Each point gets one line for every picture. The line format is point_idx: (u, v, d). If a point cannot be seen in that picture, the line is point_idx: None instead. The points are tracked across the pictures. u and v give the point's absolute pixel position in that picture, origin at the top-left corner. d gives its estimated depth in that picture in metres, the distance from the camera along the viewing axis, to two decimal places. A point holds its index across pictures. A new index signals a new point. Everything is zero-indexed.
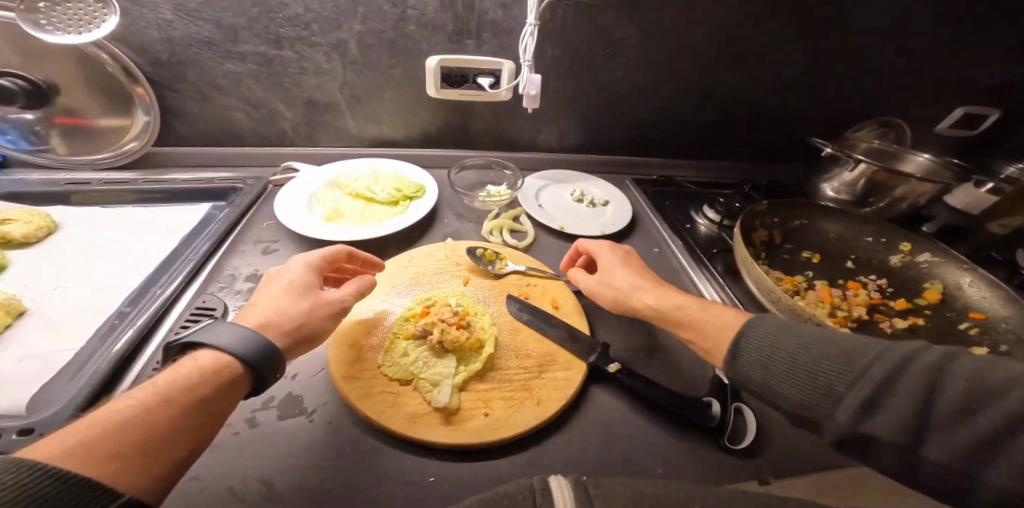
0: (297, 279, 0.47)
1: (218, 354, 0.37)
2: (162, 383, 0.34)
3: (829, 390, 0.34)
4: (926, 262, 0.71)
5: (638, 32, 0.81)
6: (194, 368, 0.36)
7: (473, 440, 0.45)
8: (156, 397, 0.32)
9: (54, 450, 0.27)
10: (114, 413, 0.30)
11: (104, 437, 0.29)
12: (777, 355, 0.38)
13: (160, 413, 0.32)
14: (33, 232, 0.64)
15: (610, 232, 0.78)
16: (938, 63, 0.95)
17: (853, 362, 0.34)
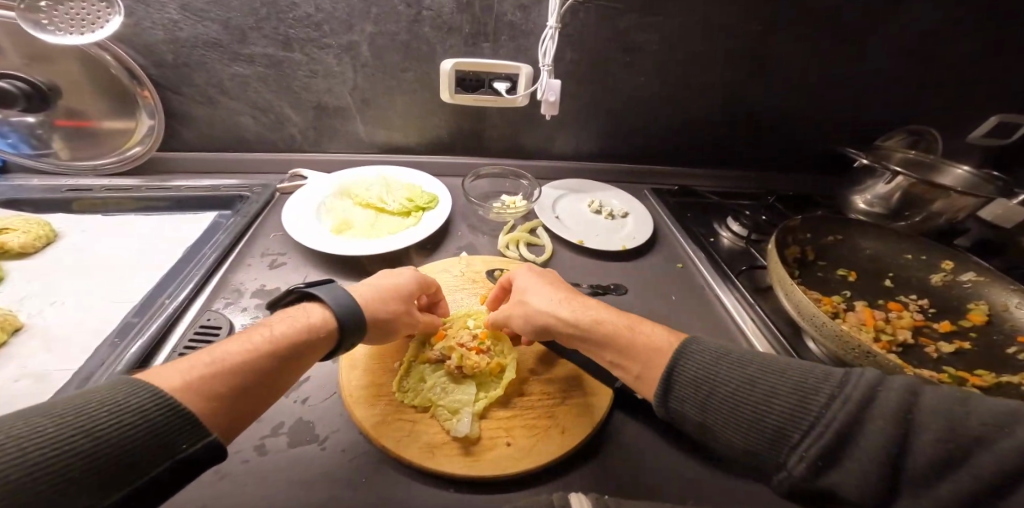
0: (403, 283, 0.51)
1: (328, 314, 0.43)
2: (260, 338, 0.38)
3: (774, 428, 0.33)
4: (971, 281, 0.67)
5: (662, 35, 0.77)
6: (298, 326, 0.40)
7: (497, 472, 0.42)
8: (253, 350, 0.36)
9: (179, 378, 0.32)
10: (220, 357, 0.35)
11: (207, 380, 0.33)
12: (711, 372, 0.38)
13: (248, 367, 0.35)
14: (31, 242, 0.61)
15: (632, 246, 0.75)
16: (976, 68, 0.90)
17: (806, 401, 0.32)
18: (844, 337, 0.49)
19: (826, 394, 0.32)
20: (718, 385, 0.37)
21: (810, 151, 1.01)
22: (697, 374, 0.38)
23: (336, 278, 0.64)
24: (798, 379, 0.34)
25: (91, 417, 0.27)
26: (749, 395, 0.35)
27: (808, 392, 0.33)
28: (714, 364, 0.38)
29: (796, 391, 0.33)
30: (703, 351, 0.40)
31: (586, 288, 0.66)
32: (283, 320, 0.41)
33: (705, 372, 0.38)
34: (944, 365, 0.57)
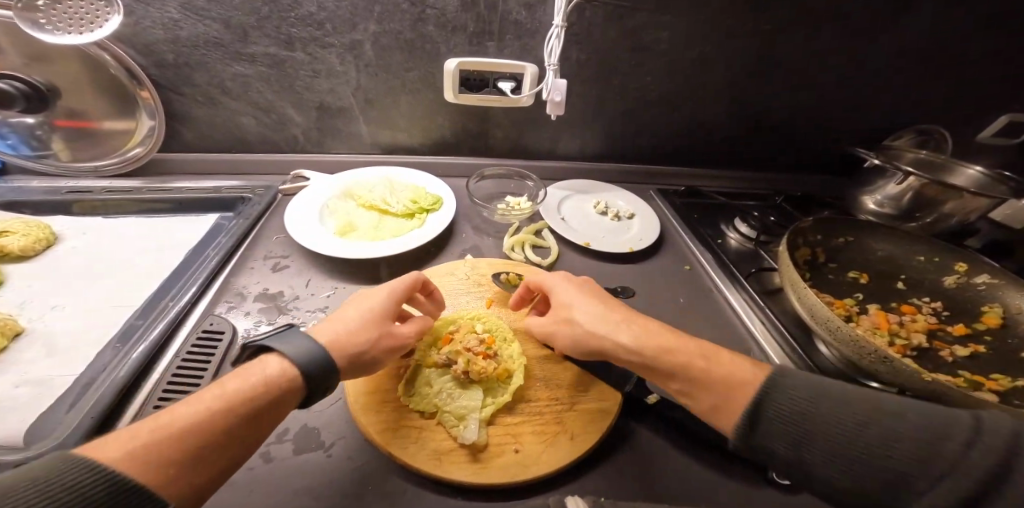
0: (377, 305, 0.47)
1: (286, 363, 0.38)
2: (208, 397, 0.33)
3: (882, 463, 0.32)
4: (985, 283, 0.65)
5: (669, 34, 0.76)
6: (253, 382, 0.36)
7: (505, 480, 0.41)
8: (201, 409, 0.32)
9: (120, 450, 0.28)
10: (156, 428, 0.30)
11: (148, 450, 0.29)
12: (805, 411, 0.36)
13: (196, 427, 0.31)
14: (31, 245, 0.61)
15: (639, 248, 0.74)
16: (988, 66, 0.89)
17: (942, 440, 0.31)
18: (860, 342, 0.48)
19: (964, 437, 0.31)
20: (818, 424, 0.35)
21: (817, 151, 1.00)
22: (787, 405, 0.37)
23: (340, 281, 0.63)
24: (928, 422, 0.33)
25: (20, 503, 0.24)
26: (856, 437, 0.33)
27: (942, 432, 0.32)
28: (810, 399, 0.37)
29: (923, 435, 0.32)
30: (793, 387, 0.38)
31: None
32: (247, 372, 0.37)
33: (800, 408, 0.36)
34: (958, 369, 0.57)
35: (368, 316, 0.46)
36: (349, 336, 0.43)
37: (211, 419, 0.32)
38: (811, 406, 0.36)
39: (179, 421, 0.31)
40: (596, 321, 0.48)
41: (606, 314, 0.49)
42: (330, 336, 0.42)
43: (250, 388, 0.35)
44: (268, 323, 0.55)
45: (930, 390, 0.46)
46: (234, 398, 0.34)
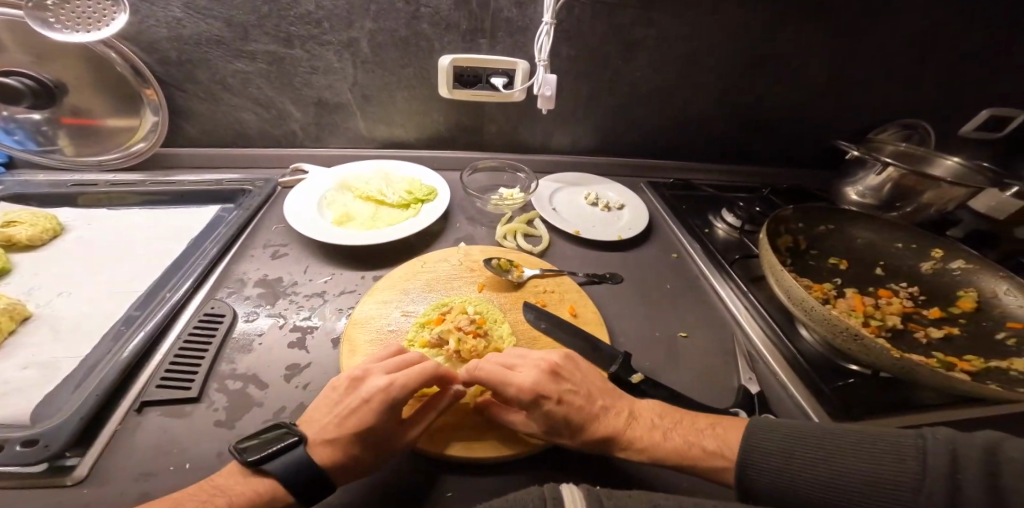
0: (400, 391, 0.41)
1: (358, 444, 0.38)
2: (293, 456, 0.36)
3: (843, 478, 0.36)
4: (961, 269, 0.68)
5: (656, 31, 0.78)
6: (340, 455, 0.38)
7: (491, 453, 0.43)
8: (285, 479, 0.35)
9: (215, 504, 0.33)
10: (245, 490, 0.34)
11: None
12: (786, 476, 0.38)
13: (286, 494, 0.35)
14: (38, 234, 0.63)
15: (628, 236, 0.76)
16: (968, 62, 0.91)
17: (889, 493, 0.34)
18: (832, 320, 0.50)
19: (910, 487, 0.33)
20: (797, 476, 0.38)
21: (804, 145, 1.02)
22: (769, 476, 0.39)
23: (337, 268, 0.65)
24: (876, 470, 0.35)
25: None
26: (829, 490, 0.37)
27: (889, 485, 0.34)
28: (785, 464, 0.39)
29: (876, 487, 0.35)
30: (768, 435, 0.41)
31: (581, 276, 0.68)
32: (341, 417, 0.39)
33: (783, 477, 0.39)
34: (932, 350, 0.59)
35: (415, 372, 0.41)
36: (398, 401, 0.40)
37: (299, 489, 0.35)
38: (691, 458, 0.41)
39: (264, 487, 0.35)
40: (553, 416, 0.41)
41: (557, 407, 0.42)
42: (370, 398, 0.40)
43: (345, 438, 0.38)
44: (267, 307, 0.57)
45: (901, 367, 0.47)
46: (339, 446, 0.38)
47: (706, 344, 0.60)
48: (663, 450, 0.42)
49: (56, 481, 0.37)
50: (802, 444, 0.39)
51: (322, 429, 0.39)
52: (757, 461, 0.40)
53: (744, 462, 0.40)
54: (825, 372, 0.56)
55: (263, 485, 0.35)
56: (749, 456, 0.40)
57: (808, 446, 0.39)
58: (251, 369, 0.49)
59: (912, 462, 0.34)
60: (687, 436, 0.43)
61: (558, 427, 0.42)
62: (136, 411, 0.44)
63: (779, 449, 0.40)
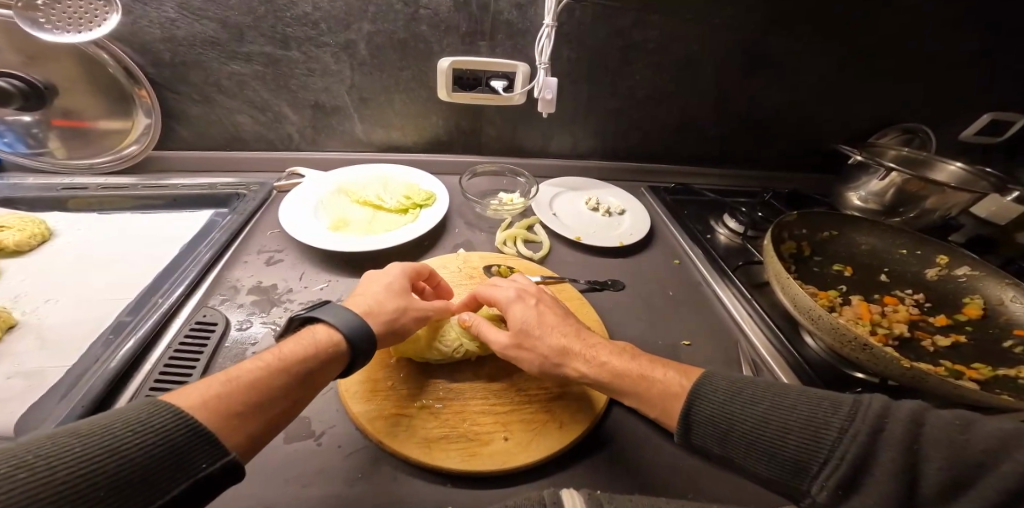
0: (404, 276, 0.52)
1: (382, 301, 0.47)
2: (332, 309, 0.44)
3: (784, 422, 0.36)
4: (966, 275, 0.67)
5: (658, 35, 0.78)
6: (371, 303, 0.47)
7: (492, 467, 0.41)
8: (334, 322, 0.42)
9: (258, 370, 0.36)
10: (302, 343, 0.40)
11: (289, 362, 0.38)
12: (728, 411, 0.38)
13: (333, 345, 0.41)
14: (26, 240, 0.61)
15: (629, 242, 0.75)
16: (970, 66, 0.91)
17: (819, 435, 0.34)
18: (840, 329, 0.49)
19: (837, 427, 0.34)
20: (736, 411, 0.38)
21: (805, 149, 1.02)
22: (711, 410, 0.39)
23: (333, 274, 0.64)
24: (809, 413, 0.36)
25: (99, 446, 0.27)
26: (766, 428, 0.36)
27: (820, 427, 0.34)
28: (731, 400, 0.39)
29: (809, 427, 0.35)
30: (725, 380, 0.41)
31: (583, 283, 0.66)
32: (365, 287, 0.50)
33: (723, 411, 0.39)
34: (940, 359, 0.58)
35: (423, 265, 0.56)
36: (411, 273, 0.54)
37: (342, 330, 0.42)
38: (649, 380, 0.43)
39: (316, 338, 0.41)
40: (527, 317, 0.48)
41: (536, 312, 0.49)
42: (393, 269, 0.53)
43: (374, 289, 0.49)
44: (261, 314, 0.56)
45: (911, 377, 0.46)
46: (370, 297, 0.48)
47: (709, 353, 0.59)
48: (624, 368, 0.44)
49: None
50: (759, 393, 0.39)
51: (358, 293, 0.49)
52: (708, 394, 0.40)
53: (696, 392, 0.41)
54: (833, 382, 0.55)
55: (308, 342, 0.41)
56: (702, 389, 0.40)
57: (764, 395, 0.39)
58: None
59: (847, 408, 0.35)
60: (650, 363, 0.45)
61: (530, 328, 0.47)
62: None
63: (730, 387, 0.40)
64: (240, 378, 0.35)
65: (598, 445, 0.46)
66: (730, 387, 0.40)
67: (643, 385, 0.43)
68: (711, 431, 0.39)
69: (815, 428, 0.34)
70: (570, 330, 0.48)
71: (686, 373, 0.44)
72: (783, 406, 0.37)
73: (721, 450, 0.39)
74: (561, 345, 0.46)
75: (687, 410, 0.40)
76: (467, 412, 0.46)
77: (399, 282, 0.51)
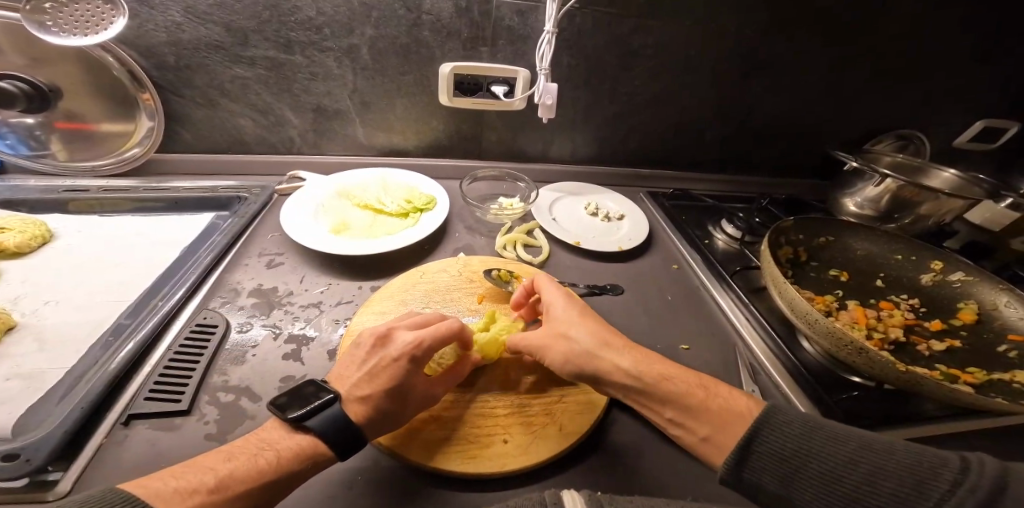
0: (419, 355, 0.43)
1: (384, 392, 0.41)
2: (331, 412, 0.39)
3: (879, 473, 0.32)
4: (960, 281, 0.68)
5: (657, 42, 0.79)
6: (380, 391, 0.41)
7: (493, 470, 0.41)
8: (322, 434, 0.38)
9: (243, 467, 0.34)
10: (291, 444, 0.37)
11: (271, 466, 0.35)
12: (805, 446, 0.36)
13: (325, 447, 0.37)
14: (27, 241, 0.62)
15: (628, 247, 0.76)
16: (965, 74, 0.92)
17: (924, 485, 0.30)
18: (836, 333, 0.49)
19: (947, 479, 0.29)
20: (815, 448, 0.35)
21: (802, 155, 1.03)
22: (786, 444, 0.36)
23: (333, 278, 0.64)
24: (910, 461, 0.31)
25: None
26: (848, 468, 0.33)
27: (925, 476, 0.30)
28: (808, 434, 0.36)
29: (908, 473, 0.31)
30: (804, 416, 0.38)
31: (582, 287, 0.67)
32: (370, 376, 0.42)
33: (799, 445, 0.36)
34: (935, 363, 0.59)
35: (438, 330, 0.45)
36: (422, 356, 0.44)
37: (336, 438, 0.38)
38: (710, 392, 0.44)
39: (303, 442, 0.37)
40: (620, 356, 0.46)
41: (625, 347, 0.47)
42: (399, 358, 0.43)
43: (378, 393, 0.41)
44: (261, 317, 0.56)
45: (908, 380, 0.46)
46: (372, 401, 0.41)
47: (708, 357, 0.59)
48: (685, 383, 0.44)
49: (37, 497, 0.35)
50: (848, 438, 0.35)
51: (355, 386, 0.42)
52: (781, 424, 0.38)
53: (764, 418, 0.38)
54: (829, 385, 0.55)
55: (304, 440, 0.37)
56: (774, 419, 0.38)
57: (855, 439, 0.35)
58: (244, 380, 0.48)
59: (954, 463, 0.30)
60: (707, 381, 0.45)
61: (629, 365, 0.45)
62: (123, 424, 0.41)
63: (807, 421, 0.38)
64: (221, 477, 0.32)
65: (597, 448, 0.46)
66: (813, 425, 0.37)
67: (703, 397, 0.43)
68: (781, 467, 0.36)
69: (922, 485, 0.30)
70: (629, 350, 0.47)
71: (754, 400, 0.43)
72: (880, 455, 0.33)
73: (783, 488, 0.36)
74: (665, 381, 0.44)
75: (752, 438, 0.38)
76: (470, 415, 0.46)
77: (408, 383, 0.42)
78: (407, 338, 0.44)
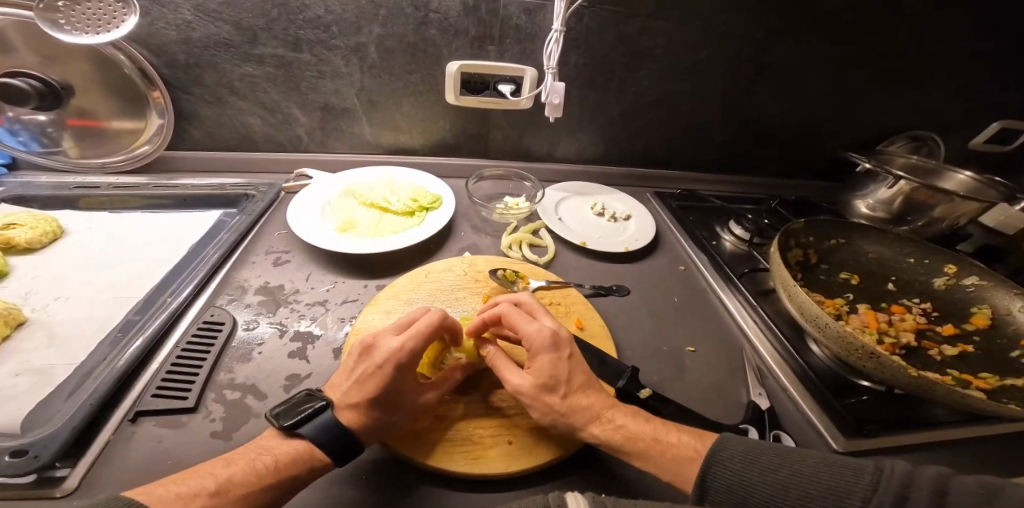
0: (403, 360, 0.42)
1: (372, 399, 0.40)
2: (322, 420, 0.39)
3: (808, 497, 0.34)
4: (974, 285, 0.67)
5: (667, 41, 0.78)
6: (368, 398, 0.40)
7: (497, 471, 0.41)
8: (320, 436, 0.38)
9: (241, 472, 0.34)
10: (288, 449, 0.37)
11: (268, 470, 0.35)
12: (745, 477, 0.38)
13: (322, 453, 0.38)
14: (38, 237, 0.62)
15: (634, 248, 0.75)
16: (982, 74, 0.90)
17: (842, 503, 0.32)
18: (847, 338, 0.48)
19: (859, 497, 0.32)
20: (754, 478, 0.37)
21: (812, 156, 1.01)
22: (731, 476, 0.38)
23: (339, 276, 0.64)
24: (831, 481, 0.34)
25: None
26: (786, 497, 0.35)
27: (842, 496, 0.33)
28: (747, 465, 0.38)
29: (829, 493, 0.33)
30: (739, 446, 0.40)
31: (587, 288, 0.66)
32: (358, 382, 0.41)
33: (740, 476, 0.38)
34: (947, 368, 0.58)
35: (419, 331, 0.43)
36: (408, 361, 0.42)
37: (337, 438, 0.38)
38: (666, 440, 0.42)
39: (301, 446, 0.38)
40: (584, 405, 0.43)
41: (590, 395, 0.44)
42: (382, 364, 0.41)
43: (365, 402, 0.40)
44: (267, 315, 0.56)
45: (918, 385, 0.46)
46: (361, 409, 0.40)
47: (714, 359, 0.58)
48: (639, 432, 0.42)
49: (44, 493, 0.35)
50: (780, 464, 0.37)
51: (346, 394, 0.41)
52: (725, 460, 0.39)
53: (712, 457, 0.40)
54: (837, 390, 0.54)
55: (301, 445, 0.38)
56: (719, 455, 0.39)
57: (785, 465, 0.37)
58: (249, 379, 0.48)
59: (869, 477, 0.33)
60: (664, 427, 0.43)
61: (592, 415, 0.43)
62: (130, 421, 0.42)
63: (748, 453, 0.39)
64: (221, 482, 0.33)
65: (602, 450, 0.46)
66: (748, 454, 0.39)
67: (657, 448, 0.41)
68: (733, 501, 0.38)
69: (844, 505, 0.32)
70: (586, 388, 0.44)
71: (702, 435, 0.43)
72: (807, 479, 0.35)
73: None
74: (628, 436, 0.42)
75: (705, 477, 0.39)
76: (474, 415, 0.46)
77: (397, 390, 0.41)
78: (389, 344, 0.42)
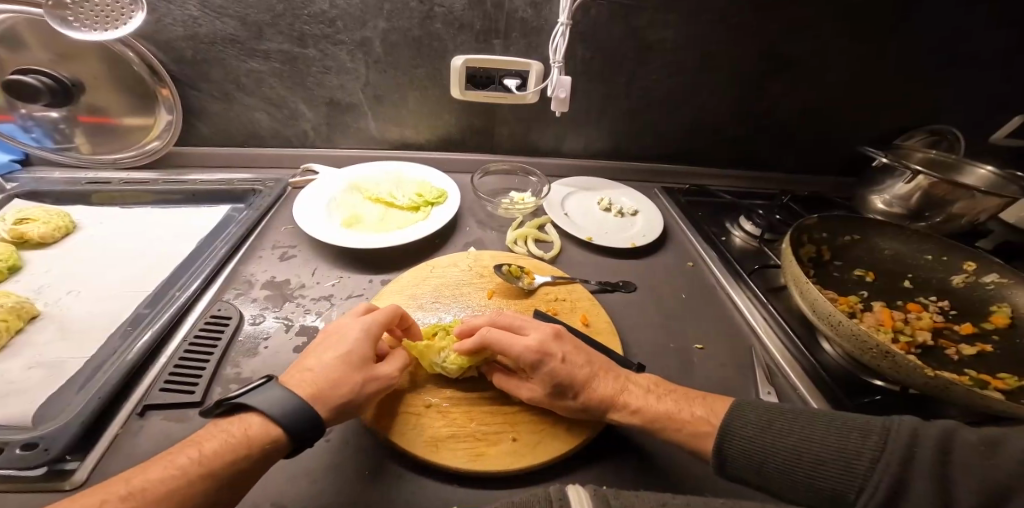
0: (367, 330, 0.44)
1: (330, 364, 0.40)
2: (263, 392, 0.37)
3: (816, 459, 0.37)
4: (995, 283, 0.64)
5: (675, 34, 0.76)
6: (330, 363, 0.40)
7: (499, 468, 0.41)
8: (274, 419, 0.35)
9: (185, 459, 0.32)
10: (233, 430, 0.35)
11: (211, 458, 0.32)
12: (759, 444, 0.39)
13: (271, 426, 0.35)
14: (51, 232, 0.63)
15: (641, 244, 0.74)
16: (1008, 63, 0.87)
17: (852, 466, 0.35)
18: (862, 336, 0.47)
19: (869, 458, 0.34)
20: (768, 444, 0.39)
21: (826, 151, 0.99)
22: (744, 442, 0.40)
23: (344, 271, 0.64)
24: (839, 445, 0.36)
25: None
26: (797, 462, 0.38)
27: (851, 458, 0.35)
28: (760, 431, 0.40)
29: (839, 456, 0.36)
30: (748, 411, 0.42)
31: (594, 284, 0.66)
32: (321, 354, 0.41)
33: (755, 443, 0.39)
34: (964, 368, 0.56)
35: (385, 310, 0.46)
36: (372, 334, 0.44)
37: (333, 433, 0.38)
38: (686, 412, 0.43)
39: (253, 423, 0.35)
40: (572, 375, 0.43)
41: (579, 363, 0.45)
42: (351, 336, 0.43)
43: (326, 367, 0.40)
44: (273, 309, 0.57)
45: (935, 385, 0.44)
46: (320, 376, 0.39)
47: (724, 358, 0.57)
48: (653, 411, 0.43)
49: (55, 485, 0.36)
50: (792, 430, 0.39)
51: (306, 365, 0.40)
52: (738, 428, 0.40)
53: (725, 429, 0.40)
54: (849, 389, 0.53)
55: (247, 424, 0.35)
56: (731, 424, 0.41)
57: (794, 430, 0.39)
58: (256, 374, 0.48)
59: (876, 437, 0.35)
60: (677, 403, 0.44)
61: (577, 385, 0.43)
62: (139, 415, 0.42)
63: (760, 419, 0.41)
64: (165, 472, 0.31)
65: (609, 450, 0.45)
66: (756, 420, 0.41)
67: (673, 426, 0.42)
68: (743, 465, 0.40)
69: (855, 467, 0.35)
70: (589, 370, 0.45)
71: (716, 408, 0.44)
72: (817, 442, 0.37)
73: (753, 479, 0.40)
74: (641, 410, 0.43)
75: (720, 449, 0.40)
76: (476, 411, 0.46)
77: (358, 357, 0.41)
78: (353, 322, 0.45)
